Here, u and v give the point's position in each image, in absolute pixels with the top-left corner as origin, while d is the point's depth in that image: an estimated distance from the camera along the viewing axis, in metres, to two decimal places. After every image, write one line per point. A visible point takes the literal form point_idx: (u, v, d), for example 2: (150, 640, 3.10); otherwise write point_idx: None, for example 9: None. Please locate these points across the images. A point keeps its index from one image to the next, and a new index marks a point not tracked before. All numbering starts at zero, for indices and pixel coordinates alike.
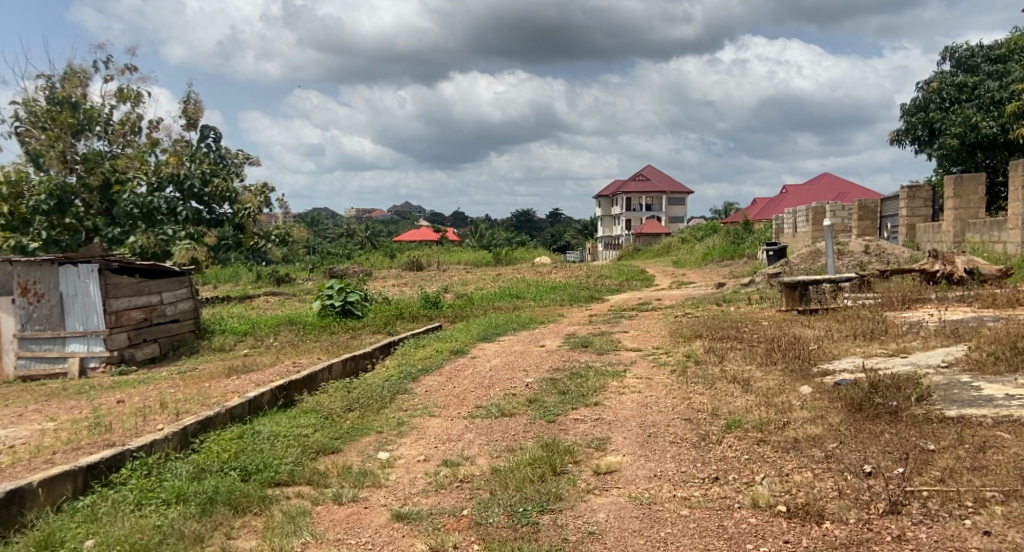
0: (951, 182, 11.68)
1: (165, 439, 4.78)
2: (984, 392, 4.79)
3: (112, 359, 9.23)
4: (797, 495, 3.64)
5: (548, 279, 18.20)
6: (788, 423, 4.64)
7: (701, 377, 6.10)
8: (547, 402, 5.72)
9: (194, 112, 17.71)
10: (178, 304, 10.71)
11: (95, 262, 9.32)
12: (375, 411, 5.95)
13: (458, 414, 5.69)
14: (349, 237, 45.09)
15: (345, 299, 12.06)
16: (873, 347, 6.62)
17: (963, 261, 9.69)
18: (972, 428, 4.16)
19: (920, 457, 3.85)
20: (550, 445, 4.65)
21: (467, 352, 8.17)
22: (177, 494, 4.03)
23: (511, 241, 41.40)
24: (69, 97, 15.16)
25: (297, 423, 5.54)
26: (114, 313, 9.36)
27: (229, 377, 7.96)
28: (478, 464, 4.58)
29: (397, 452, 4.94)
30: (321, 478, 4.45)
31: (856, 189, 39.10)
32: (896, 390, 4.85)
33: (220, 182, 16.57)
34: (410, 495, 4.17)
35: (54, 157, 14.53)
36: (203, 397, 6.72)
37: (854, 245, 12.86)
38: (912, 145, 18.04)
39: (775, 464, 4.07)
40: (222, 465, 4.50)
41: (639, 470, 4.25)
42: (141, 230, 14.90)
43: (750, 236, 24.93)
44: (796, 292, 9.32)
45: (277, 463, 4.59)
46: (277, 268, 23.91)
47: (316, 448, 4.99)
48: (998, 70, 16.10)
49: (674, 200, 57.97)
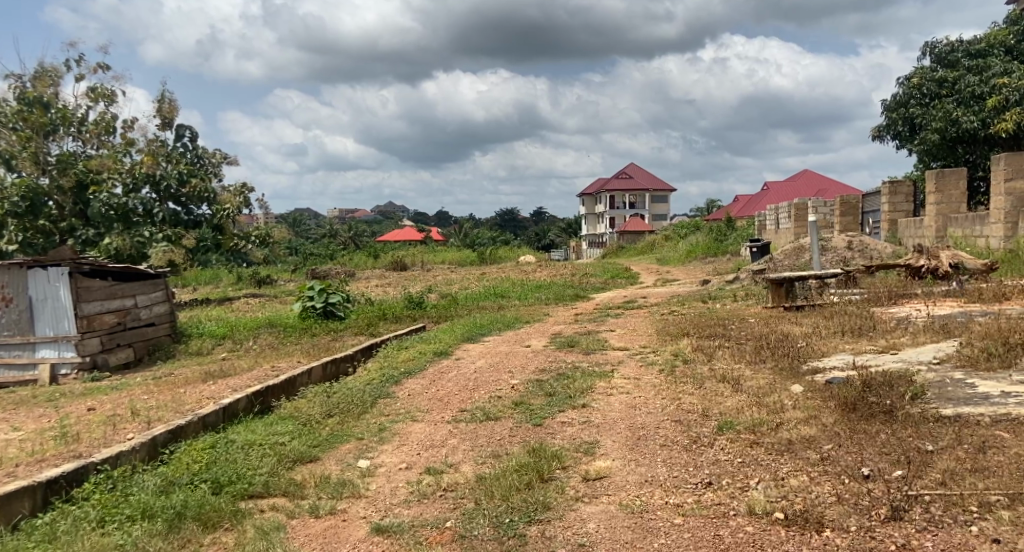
0: (933, 177, 11.63)
1: (131, 451, 4.57)
2: (979, 389, 4.68)
3: (84, 365, 8.93)
4: (795, 500, 3.51)
5: (533, 277, 18.03)
6: (782, 423, 4.50)
7: (690, 376, 5.95)
8: (534, 405, 5.56)
9: (169, 111, 17.40)
10: (153, 307, 10.46)
11: (65, 266, 9.06)
12: (356, 417, 5.76)
13: (442, 418, 5.50)
14: (331, 237, 44.80)
15: (327, 300, 11.82)
16: (862, 345, 6.50)
17: (949, 255, 9.56)
18: (970, 428, 4.04)
19: (919, 459, 3.71)
20: (537, 450, 4.48)
21: (451, 354, 8.00)
22: (142, 510, 3.83)
23: (496, 240, 41.18)
24: (40, 97, 14.79)
25: (273, 431, 5.34)
26: (86, 318, 9.10)
27: (205, 383, 7.73)
28: (463, 471, 4.41)
29: (378, 460, 4.75)
30: (298, 489, 4.26)
31: (836, 186, 39.32)
32: (890, 389, 4.72)
33: (197, 183, 16.30)
34: (391, 506, 4.00)
35: (26, 158, 14.17)
36: (177, 404, 6.50)
37: (838, 241, 12.81)
38: (893, 140, 18.05)
39: (770, 468, 3.93)
40: (192, 478, 4.30)
41: (630, 475, 4.10)
42: (116, 231, 14.60)
43: (733, 233, 24.89)
44: (782, 288, 9.22)
45: (251, 474, 4.39)
46: (258, 268, 23.54)
47: (293, 457, 4.80)
48: (978, 65, 15.98)
49: (657, 198, 57.99)
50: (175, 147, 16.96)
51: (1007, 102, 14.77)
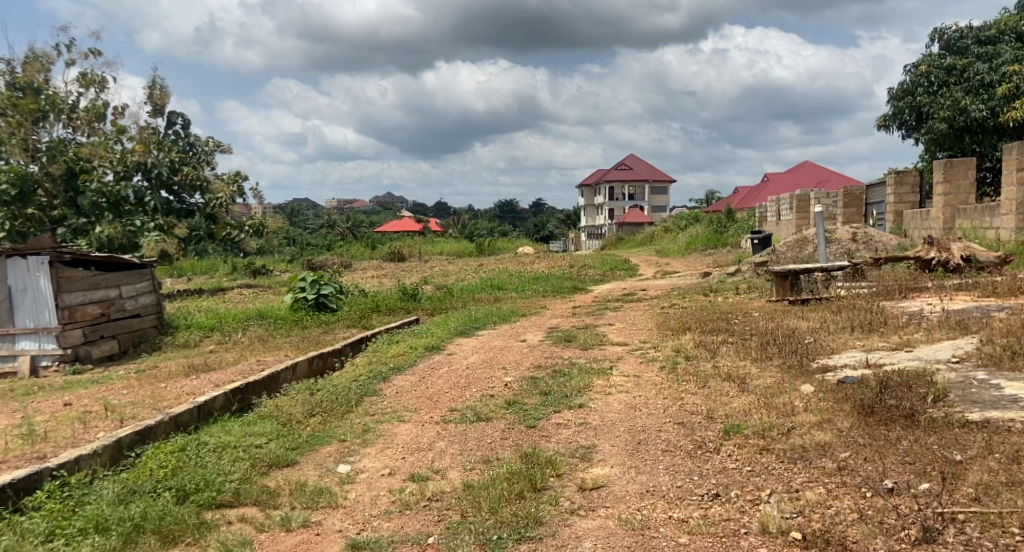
0: (941, 166, 11.28)
1: (92, 455, 4.24)
2: (1006, 391, 4.35)
3: (65, 357, 8.59)
4: (812, 518, 3.19)
5: (530, 270, 17.57)
6: (793, 428, 4.17)
7: (692, 375, 5.60)
8: (528, 404, 5.23)
9: (160, 98, 17.00)
10: (138, 298, 10.10)
11: (45, 255, 8.70)
12: (339, 416, 5.43)
13: (430, 419, 5.17)
14: (329, 228, 44.32)
15: (318, 292, 11.48)
16: (874, 341, 6.16)
17: (960, 248, 9.23)
18: (1002, 435, 3.70)
19: (948, 470, 3.39)
20: (529, 456, 4.14)
21: (443, 348, 7.65)
22: (95, 522, 3.49)
23: (493, 232, 40.76)
24: (31, 83, 14.32)
25: (250, 432, 5.01)
26: (67, 309, 8.73)
27: (188, 377, 7.41)
28: (450, 479, 4.08)
29: (360, 465, 4.41)
30: (270, 497, 3.92)
31: (837, 177, 38.96)
32: (909, 390, 4.39)
33: (190, 171, 15.91)
34: (370, 518, 3.67)
35: (16, 144, 13.72)
36: (154, 401, 6.17)
37: (842, 233, 12.45)
38: (900, 129, 17.74)
39: (782, 478, 3.61)
40: (156, 486, 3.95)
41: (630, 485, 3.77)
42: (107, 220, 14.26)
43: (734, 225, 24.53)
44: (787, 281, 8.88)
45: (221, 481, 4.05)
46: (254, 259, 23.16)
47: (269, 462, 4.46)
48: (987, 53, 15.64)
49: (656, 190, 57.62)
50: (167, 134, 16.50)
51: (1016, 91, 14.35)
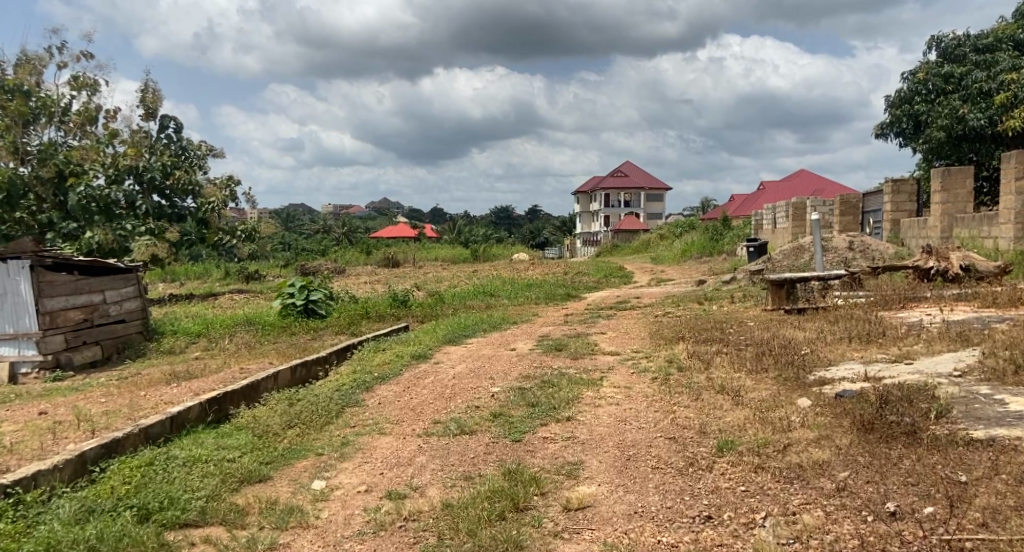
0: (939, 175, 11.11)
1: (53, 470, 4.03)
2: (1011, 407, 4.16)
3: (46, 364, 8.37)
4: (811, 545, 3.01)
5: (524, 276, 17.37)
6: (789, 445, 3.97)
7: (686, 387, 5.41)
8: (514, 416, 5.03)
9: (152, 101, 16.79)
10: (123, 303, 9.87)
11: (26, 259, 8.45)
12: (318, 428, 5.23)
13: (412, 431, 4.97)
14: (324, 233, 44.06)
15: (308, 297, 11.26)
16: (873, 352, 5.98)
17: (959, 257, 9.05)
18: (1009, 454, 3.50)
19: (955, 493, 3.19)
20: (512, 473, 3.94)
21: (430, 357, 7.45)
22: (46, 544, 3.28)
23: (489, 239, 40.53)
24: (21, 85, 14.08)
25: (223, 445, 4.79)
26: (48, 313, 8.51)
27: (169, 385, 7.20)
28: (429, 496, 3.88)
29: (335, 481, 4.20)
30: (237, 516, 3.71)
31: (834, 186, 38.85)
32: (910, 405, 4.19)
33: (181, 175, 15.69)
34: (342, 540, 3.47)
35: (3, 147, 13.50)
36: (131, 410, 5.97)
37: (839, 241, 12.28)
38: (897, 138, 17.63)
39: (778, 499, 3.42)
40: (117, 504, 3.75)
41: (618, 505, 3.57)
42: (96, 223, 14.03)
43: (731, 232, 24.35)
44: (782, 290, 8.70)
45: (187, 498, 3.85)
46: (246, 264, 22.93)
47: (240, 478, 4.25)
48: (985, 61, 15.51)
49: (652, 196, 57.44)
50: (159, 137, 16.30)
51: (1015, 99, 14.22)
